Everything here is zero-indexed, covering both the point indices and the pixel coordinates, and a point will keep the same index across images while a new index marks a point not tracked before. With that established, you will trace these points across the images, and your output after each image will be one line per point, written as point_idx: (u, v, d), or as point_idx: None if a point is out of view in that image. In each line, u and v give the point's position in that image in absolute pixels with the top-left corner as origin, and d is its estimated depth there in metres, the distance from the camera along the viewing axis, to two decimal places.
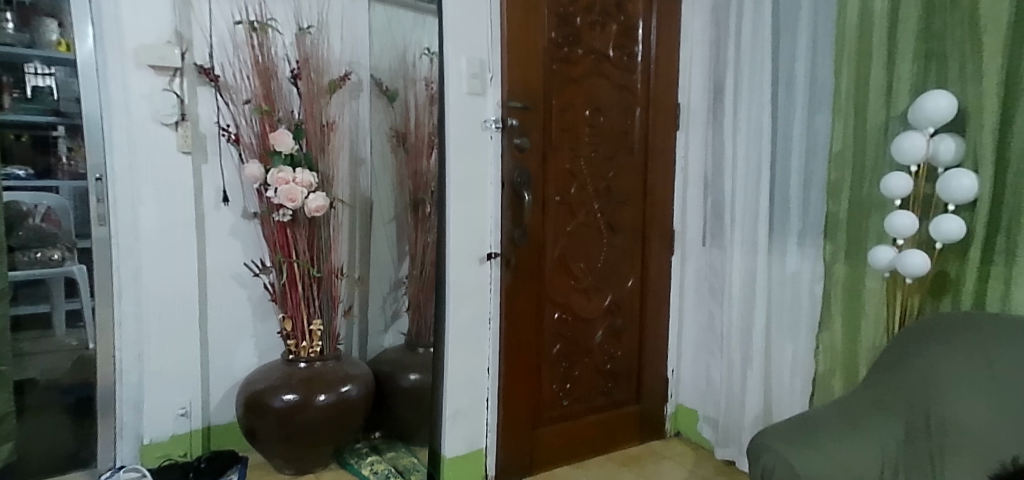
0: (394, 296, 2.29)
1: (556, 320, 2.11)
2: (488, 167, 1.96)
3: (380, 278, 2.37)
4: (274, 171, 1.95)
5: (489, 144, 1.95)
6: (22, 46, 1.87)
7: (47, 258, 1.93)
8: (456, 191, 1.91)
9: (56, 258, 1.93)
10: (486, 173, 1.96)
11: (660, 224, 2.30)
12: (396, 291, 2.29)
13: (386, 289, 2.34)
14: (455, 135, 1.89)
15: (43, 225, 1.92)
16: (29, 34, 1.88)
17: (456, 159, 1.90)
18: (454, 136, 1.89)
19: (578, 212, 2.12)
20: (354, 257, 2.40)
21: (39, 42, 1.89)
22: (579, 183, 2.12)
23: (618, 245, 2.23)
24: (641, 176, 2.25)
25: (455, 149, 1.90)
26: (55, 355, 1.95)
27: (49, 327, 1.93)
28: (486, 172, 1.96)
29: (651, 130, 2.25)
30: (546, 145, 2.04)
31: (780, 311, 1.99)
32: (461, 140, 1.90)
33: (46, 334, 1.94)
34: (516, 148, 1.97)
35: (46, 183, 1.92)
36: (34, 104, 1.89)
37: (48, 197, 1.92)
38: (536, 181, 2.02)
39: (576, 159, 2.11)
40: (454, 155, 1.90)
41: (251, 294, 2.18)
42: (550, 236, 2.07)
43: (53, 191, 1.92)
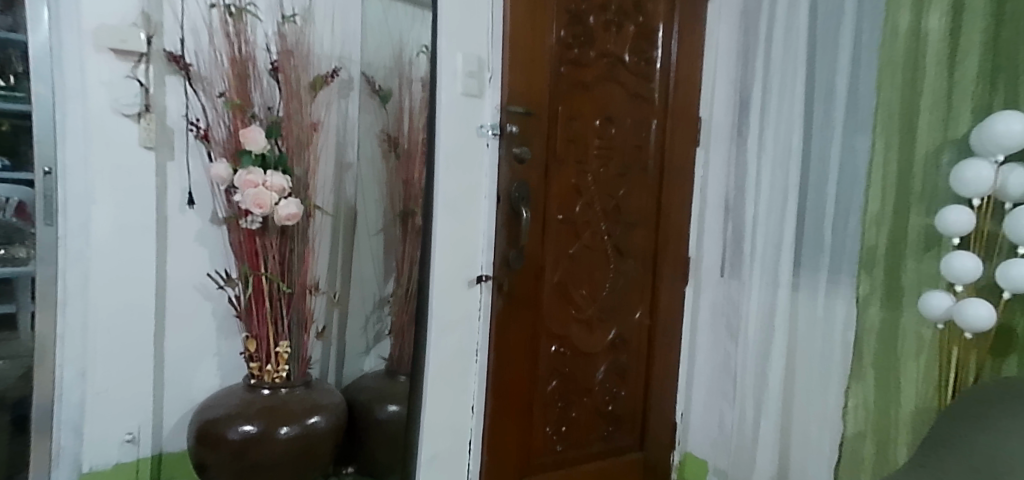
0: (377, 312, 2.10)
1: (553, 354, 1.88)
2: (482, 181, 1.74)
3: (362, 295, 2.15)
4: (242, 173, 1.74)
5: (485, 154, 1.74)
6: (3, 28, 1.70)
7: (11, 256, 1.74)
8: (444, 209, 1.69)
9: (20, 256, 1.74)
10: (481, 188, 1.74)
11: (673, 251, 2.06)
12: (380, 310, 2.08)
13: (369, 308, 2.13)
14: (443, 144, 1.68)
15: (14, 219, 1.74)
16: (11, 17, 1.70)
17: (445, 171, 1.68)
18: (442, 146, 1.68)
19: (583, 234, 1.90)
20: (329, 273, 2.18)
21: (20, 25, 1.71)
22: (585, 201, 1.89)
23: (626, 273, 2.00)
24: (656, 196, 2.03)
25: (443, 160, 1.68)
26: (12, 362, 1.75)
27: (13, 328, 1.73)
28: (480, 186, 1.74)
29: (668, 145, 2.02)
30: (550, 157, 1.81)
31: (807, 358, 1.73)
32: (451, 150, 1.69)
33: (10, 337, 1.74)
34: (515, 159, 1.75)
35: (22, 175, 1.73)
36: (12, 90, 1.71)
37: (20, 190, 1.73)
38: (537, 197, 1.80)
39: (583, 175, 1.88)
40: (442, 168, 1.68)
41: (217, 308, 1.96)
42: (550, 259, 1.84)
43: (28, 184, 1.74)
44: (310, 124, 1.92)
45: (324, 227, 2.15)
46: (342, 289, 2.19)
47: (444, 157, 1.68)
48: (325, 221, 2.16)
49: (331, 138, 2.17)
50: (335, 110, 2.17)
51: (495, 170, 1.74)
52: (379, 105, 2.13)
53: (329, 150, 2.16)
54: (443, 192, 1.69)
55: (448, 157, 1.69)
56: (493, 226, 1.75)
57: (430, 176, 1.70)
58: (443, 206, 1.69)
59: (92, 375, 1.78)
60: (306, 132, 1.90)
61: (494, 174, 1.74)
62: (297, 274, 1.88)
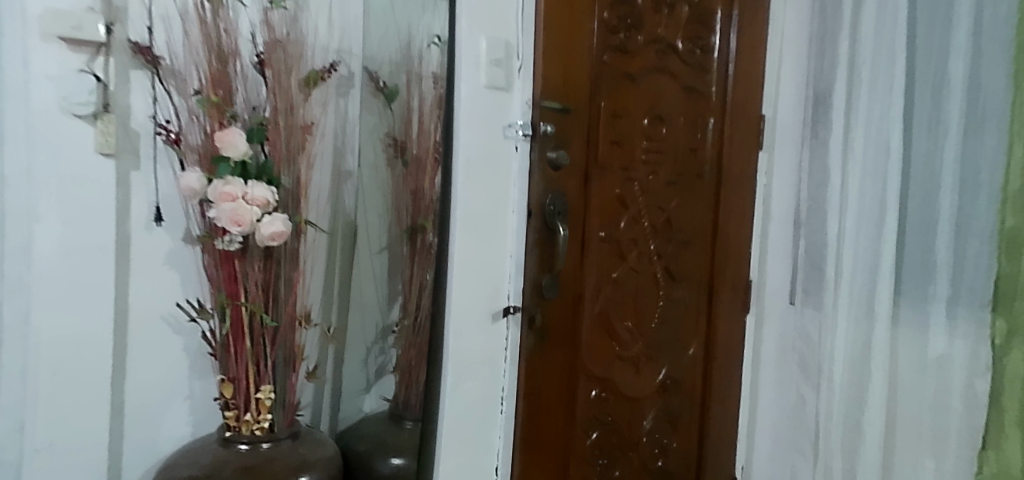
0: (379, 345, 1.78)
1: (592, 401, 1.55)
2: (508, 193, 1.43)
3: (362, 326, 1.84)
4: (218, 183, 1.41)
5: (512, 161, 1.43)
6: None
7: None
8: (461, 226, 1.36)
9: None
10: (506, 202, 1.43)
11: (731, 275, 1.74)
12: (385, 340, 1.76)
13: (368, 339, 1.82)
14: (464, 146, 1.35)
15: None
16: None
17: (465, 180, 1.35)
18: (461, 149, 1.35)
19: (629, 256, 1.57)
20: (321, 299, 1.85)
21: None
22: (630, 215, 1.57)
23: (677, 301, 1.67)
24: (711, 210, 1.70)
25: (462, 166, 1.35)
26: None
27: None
28: (505, 200, 1.43)
29: (727, 148, 1.70)
30: (590, 163, 1.50)
31: (914, 407, 1.46)
32: (473, 155, 1.36)
33: None
34: (549, 164, 1.43)
35: None
36: None
37: None
38: (575, 211, 1.48)
39: (628, 184, 1.56)
40: (461, 176, 1.35)
41: (190, 344, 1.65)
42: (590, 286, 1.52)
43: None
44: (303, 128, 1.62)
45: (320, 248, 1.83)
46: (338, 319, 1.86)
47: (463, 163, 1.35)
48: (317, 240, 1.83)
49: (327, 143, 1.84)
50: (332, 110, 1.85)
51: (525, 179, 1.42)
52: (386, 105, 1.81)
53: (326, 159, 1.84)
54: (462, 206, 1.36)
55: (468, 163, 1.36)
56: (524, 247, 1.43)
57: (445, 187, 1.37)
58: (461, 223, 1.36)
59: (33, 428, 1.46)
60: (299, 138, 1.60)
61: (523, 184, 1.42)
62: (285, 305, 1.56)
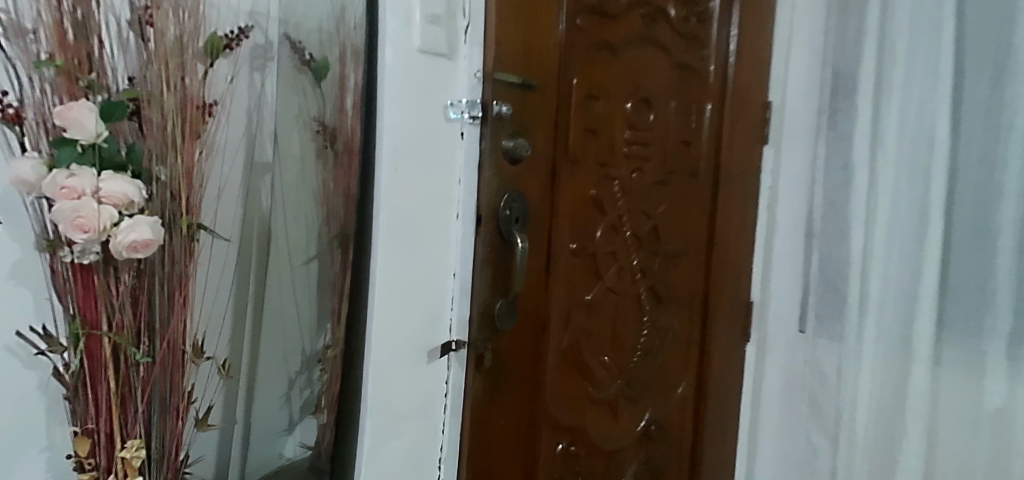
0: (311, 376, 1.26)
1: (559, 457, 1.23)
2: (449, 195, 1.10)
3: (284, 358, 1.25)
4: (53, 174, 0.85)
5: (456, 152, 1.10)
6: None
7: None
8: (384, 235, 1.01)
9: None
10: (448, 206, 1.10)
11: (728, 297, 1.43)
12: (310, 371, 1.26)
13: (291, 372, 1.26)
14: (389, 128, 1.00)
15: None
16: None
17: (391, 173, 1.01)
18: (386, 130, 1.00)
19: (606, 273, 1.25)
20: (223, 332, 1.20)
21: None
22: (608, 223, 1.25)
23: (664, 330, 1.35)
24: (706, 218, 1.39)
25: (386, 154, 1.01)
26: None
27: None
28: (447, 203, 1.10)
29: (725, 142, 1.39)
30: (558, 156, 1.17)
31: (961, 462, 1.15)
32: (403, 140, 1.02)
33: None
34: (506, 156, 1.10)
35: None
36: None
37: None
38: (537, 217, 1.16)
39: (606, 184, 1.24)
40: (386, 167, 1.01)
41: (48, 382, 0.98)
42: (557, 313, 1.20)
43: None
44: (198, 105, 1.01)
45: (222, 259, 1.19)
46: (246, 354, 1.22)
47: (389, 150, 1.01)
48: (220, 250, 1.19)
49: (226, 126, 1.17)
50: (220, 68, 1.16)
51: (473, 177, 1.10)
52: (313, 83, 1.24)
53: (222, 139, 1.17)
54: (387, 208, 1.01)
55: (397, 151, 1.02)
56: (468, 265, 1.11)
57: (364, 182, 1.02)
58: (384, 231, 1.01)
59: None
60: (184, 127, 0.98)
61: (470, 182, 1.10)
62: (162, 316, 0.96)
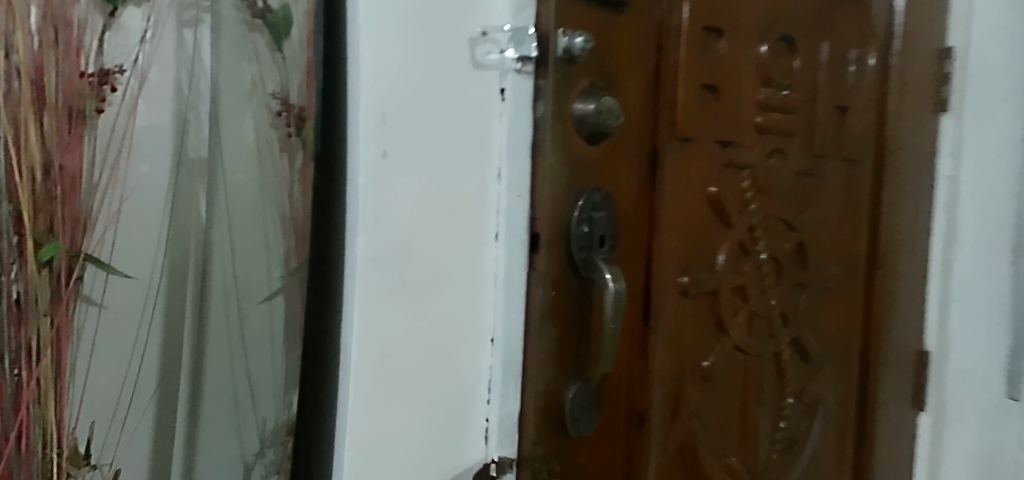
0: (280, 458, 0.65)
1: None
2: (481, 201, 0.62)
3: (239, 440, 0.68)
4: None
5: (492, 123, 0.62)
6: None
7: None
8: (364, 276, 0.56)
9: None
10: (480, 221, 0.62)
11: (896, 344, 0.94)
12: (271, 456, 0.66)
13: (247, 459, 0.68)
14: (370, 84, 0.56)
15: None
16: None
17: (376, 164, 0.56)
18: (365, 87, 0.56)
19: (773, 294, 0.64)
20: (128, 426, 0.67)
21: None
22: (734, 240, 0.77)
23: (812, 404, 0.87)
24: (867, 228, 0.91)
25: (365, 129, 0.56)
26: None
27: None
28: (478, 217, 0.62)
29: (892, 108, 0.91)
30: (659, 131, 0.69)
31: None
32: (397, 106, 0.57)
33: None
34: (579, 129, 0.63)
35: None
36: None
37: None
38: (628, 235, 0.68)
39: (730, 177, 0.76)
40: (365, 154, 0.56)
41: None
42: (661, 396, 0.71)
43: None
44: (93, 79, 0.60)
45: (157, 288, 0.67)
46: (183, 410, 0.69)
47: (371, 123, 0.56)
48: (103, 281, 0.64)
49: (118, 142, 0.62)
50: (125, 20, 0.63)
51: (523, 167, 0.62)
52: (272, 51, 0.66)
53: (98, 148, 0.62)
54: (370, 226, 0.56)
55: (387, 125, 0.56)
56: (519, 323, 0.62)
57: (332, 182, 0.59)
58: (365, 268, 0.56)
59: None
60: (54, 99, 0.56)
61: (517, 177, 0.62)
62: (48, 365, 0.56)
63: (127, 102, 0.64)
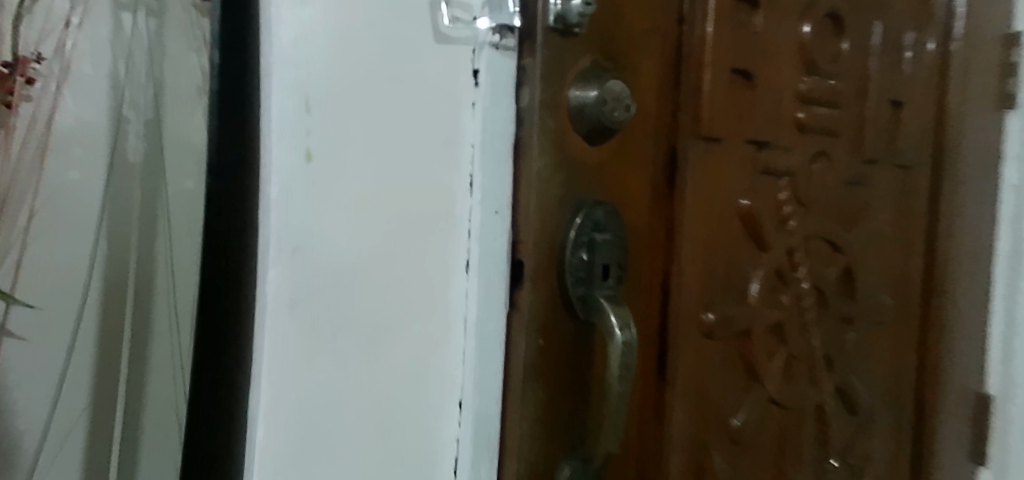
0: None
1: None
2: (445, 219, 0.47)
3: None
4: None
5: (462, 115, 0.47)
6: None
7: None
8: (281, 315, 0.43)
9: None
10: (445, 245, 0.47)
11: (955, 386, 0.79)
12: None
13: None
14: (291, 64, 0.43)
15: None
16: None
17: (299, 170, 0.43)
18: (283, 69, 0.43)
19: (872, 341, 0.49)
20: None
21: None
22: (770, 266, 0.62)
23: (859, 464, 0.71)
24: (922, 248, 0.76)
25: (283, 123, 0.43)
26: None
27: None
28: (442, 240, 0.47)
29: (950, 105, 0.76)
30: (679, 127, 0.54)
31: None
32: (328, 93, 0.43)
33: None
34: (579, 123, 0.47)
35: None
36: None
37: None
38: (640, 262, 0.52)
39: (766, 187, 0.61)
40: (283, 155, 0.43)
41: None
42: (682, 469, 0.55)
43: None
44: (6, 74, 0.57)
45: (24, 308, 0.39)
46: None
47: (291, 115, 0.43)
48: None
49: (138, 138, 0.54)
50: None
51: (503, 172, 0.47)
52: None
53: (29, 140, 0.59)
54: (291, 250, 0.43)
55: (314, 118, 0.43)
56: (495, 380, 0.47)
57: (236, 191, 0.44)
58: (282, 305, 0.43)
59: None
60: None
61: (494, 187, 0.47)
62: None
63: (55, 76, 0.59)
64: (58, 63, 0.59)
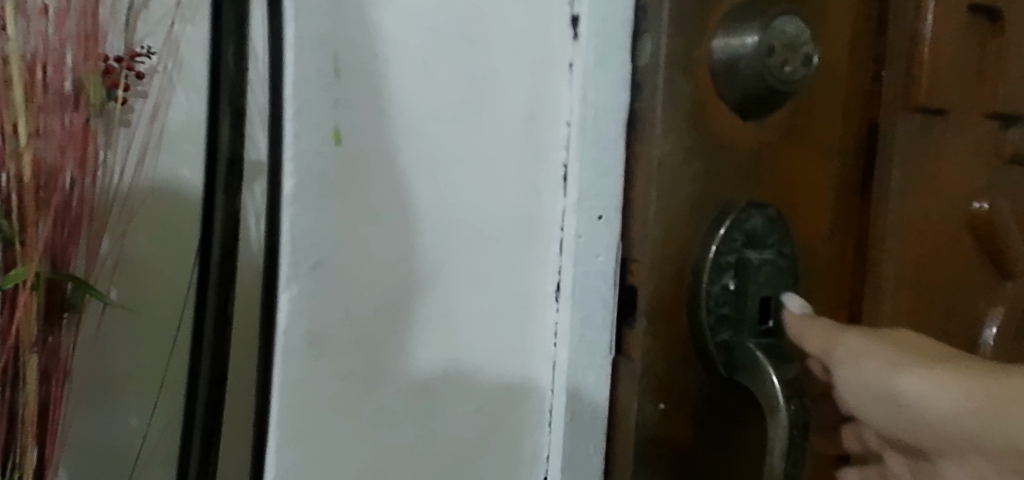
0: None
1: None
2: (530, 229, 0.33)
3: None
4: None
5: (553, 81, 0.33)
6: None
7: None
8: (303, 372, 0.28)
9: None
10: (526, 265, 0.33)
11: None
12: None
13: None
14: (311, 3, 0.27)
15: None
16: None
17: (321, 160, 0.28)
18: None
19: (934, 387, 0.27)
20: None
21: None
22: (1012, 300, 0.42)
23: None
24: None
25: (298, 90, 0.27)
26: None
27: None
28: (522, 258, 0.33)
29: None
30: (883, 95, 0.36)
31: None
32: (362, 46, 0.28)
33: None
34: (733, 85, 0.31)
35: None
36: None
37: None
38: (817, 294, 0.35)
39: (1011, 185, 0.42)
40: (307, 134, 0.28)
41: None
42: None
43: None
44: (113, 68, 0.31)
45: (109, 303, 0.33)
46: None
47: (318, 76, 0.28)
48: (91, 323, 0.34)
49: (174, 136, 0.34)
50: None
51: (615, 161, 0.32)
52: None
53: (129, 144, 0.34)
54: (310, 271, 0.28)
55: (343, 83, 0.28)
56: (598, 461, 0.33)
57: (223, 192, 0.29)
58: (301, 359, 0.28)
59: None
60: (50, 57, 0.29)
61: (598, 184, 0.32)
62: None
63: (155, 93, 0.34)
64: (171, 61, 0.34)
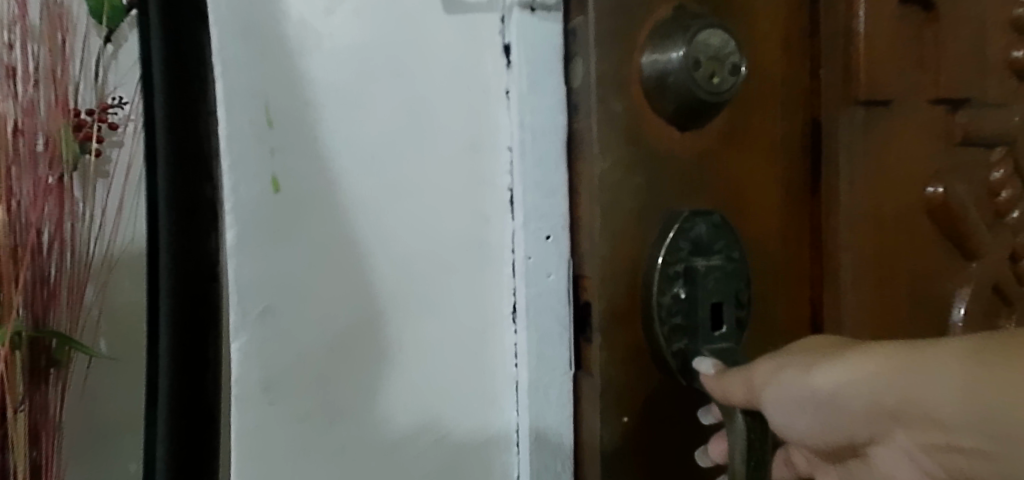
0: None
1: None
2: (482, 255, 0.33)
3: None
4: None
5: (492, 111, 0.33)
6: None
7: None
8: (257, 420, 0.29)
9: None
10: (480, 292, 0.33)
11: None
12: None
13: None
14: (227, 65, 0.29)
15: None
16: None
17: (259, 207, 0.29)
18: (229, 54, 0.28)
19: (850, 380, 0.27)
20: None
21: None
22: (980, 281, 0.43)
23: None
24: None
25: (230, 143, 0.28)
26: None
27: None
28: (477, 285, 0.33)
29: None
30: (823, 90, 0.37)
31: None
32: (294, 96, 0.30)
33: None
34: (669, 98, 0.32)
35: None
36: None
37: None
38: (777, 293, 0.36)
39: (971, 166, 0.42)
40: (241, 183, 0.29)
41: None
42: None
43: None
44: (86, 122, 0.42)
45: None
46: None
47: (246, 130, 0.29)
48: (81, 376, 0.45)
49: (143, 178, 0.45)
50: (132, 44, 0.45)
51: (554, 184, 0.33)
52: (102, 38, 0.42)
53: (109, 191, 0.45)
54: (257, 318, 0.29)
55: (277, 133, 0.30)
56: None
57: (164, 239, 0.26)
58: (257, 405, 0.29)
59: None
60: (25, 118, 0.40)
61: (544, 205, 0.33)
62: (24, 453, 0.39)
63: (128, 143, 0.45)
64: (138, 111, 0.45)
